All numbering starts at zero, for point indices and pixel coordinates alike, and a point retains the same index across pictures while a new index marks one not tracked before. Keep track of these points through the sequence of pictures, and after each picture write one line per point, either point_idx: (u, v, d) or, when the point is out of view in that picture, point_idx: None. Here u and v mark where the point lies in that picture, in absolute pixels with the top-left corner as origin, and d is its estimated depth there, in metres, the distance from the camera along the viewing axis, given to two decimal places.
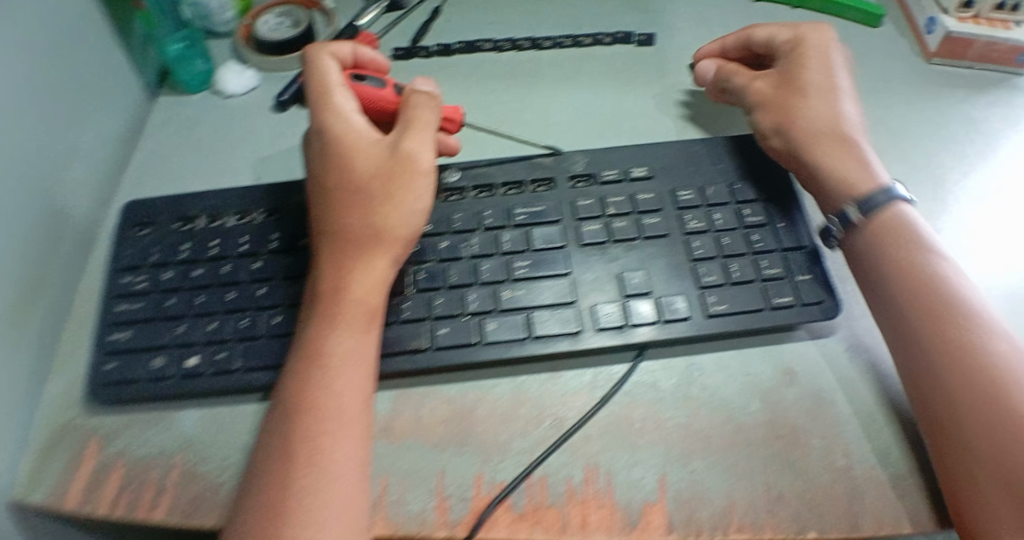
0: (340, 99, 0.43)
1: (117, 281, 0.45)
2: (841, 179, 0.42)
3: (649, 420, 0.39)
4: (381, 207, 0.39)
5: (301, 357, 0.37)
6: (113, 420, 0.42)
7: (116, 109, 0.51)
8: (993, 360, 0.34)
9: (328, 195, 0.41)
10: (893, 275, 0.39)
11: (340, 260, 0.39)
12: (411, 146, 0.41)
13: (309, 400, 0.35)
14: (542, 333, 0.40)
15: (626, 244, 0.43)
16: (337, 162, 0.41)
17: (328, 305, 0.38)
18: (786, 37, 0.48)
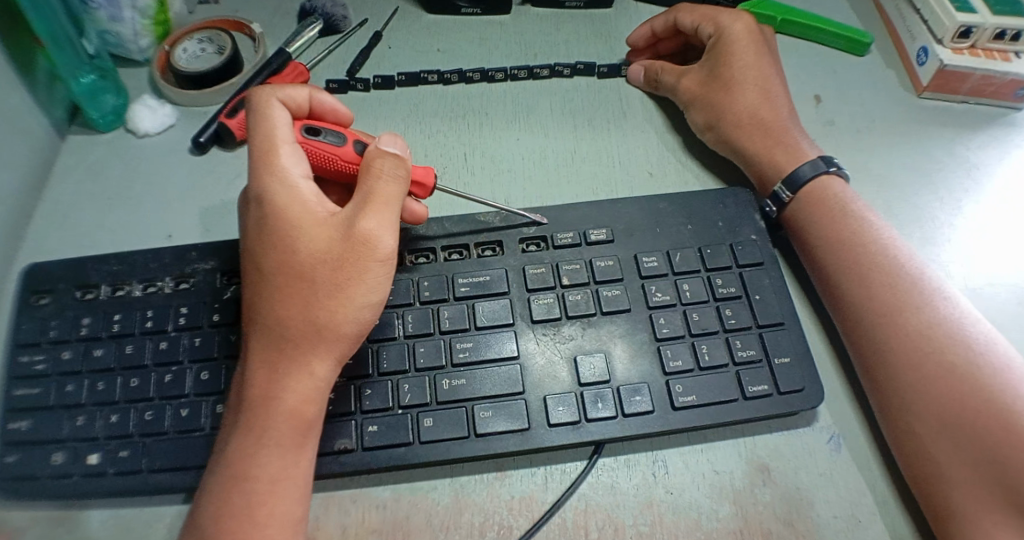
0: (288, 162, 0.38)
1: (14, 362, 0.39)
2: (774, 169, 0.44)
3: (605, 529, 0.34)
4: (324, 305, 0.35)
5: (225, 474, 0.33)
6: (13, 517, 0.37)
7: (13, 157, 0.45)
8: (922, 318, 0.37)
9: (265, 279, 0.36)
10: (837, 246, 0.41)
11: (275, 361, 0.34)
12: (369, 226, 0.36)
13: (236, 528, 0.32)
14: (486, 431, 0.35)
15: (581, 321, 0.38)
16: (276, 242, 0.36)
17: (258, 416, 0.34)
18: (710, 32, 0.49)
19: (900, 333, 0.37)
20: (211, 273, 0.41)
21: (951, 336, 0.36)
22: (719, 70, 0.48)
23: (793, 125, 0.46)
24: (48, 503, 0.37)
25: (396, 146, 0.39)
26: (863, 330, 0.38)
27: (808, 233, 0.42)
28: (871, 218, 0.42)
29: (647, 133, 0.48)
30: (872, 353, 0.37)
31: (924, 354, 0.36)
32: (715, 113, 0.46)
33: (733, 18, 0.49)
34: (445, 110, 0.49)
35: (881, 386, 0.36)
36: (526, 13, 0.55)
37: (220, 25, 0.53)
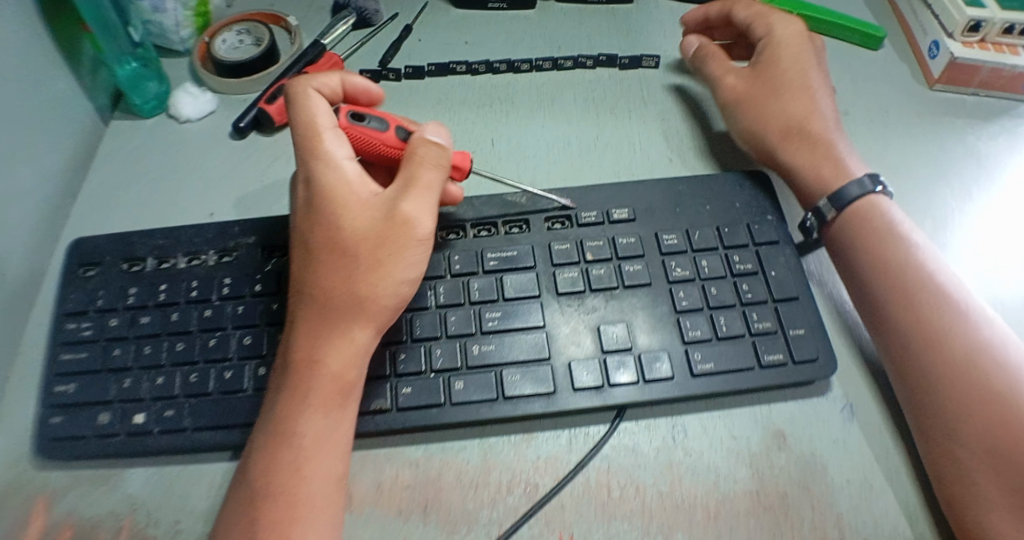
0: (334, 146, 0.39)
1: (62, 329, 0.42)
2: (817, 180, 0.45)
3: (628, 488, 0.36)
4: (364, 277, 0.36)
5: (271, 435, 0.35)
6: (61, 475, 0.39)
7: (60, 139, 0.48)
8: (969, 346, 0.36)
9: (308, 255, 0.38)
10: (880, 268, 0.40)
11: (316, 330, 0.36)
12: (410, 207, 0.37)
13: (281, 484, 0.33)
14: (514, 394, 0.37)
15: (605, 294, 0.40)
16: (321, 218, 0.38)
17: (302, 380, 0.35)
18: (762, 33, 0.50)
19: (945, 357, 0.36)
20: (253, 247, 0.43)
21: (998, 360, 0.36)
22: (763, 69, 0.49)
23: (836, 129, 0.46)
24: (91, 465, 0.40)
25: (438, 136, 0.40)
26: (906, 354, 0.38)
27: (851, 250, 0.42)
28: (914, 236, 0.42)
29: (667, 122, 0.50)
30: (914, 371, 0.37)
31: (971, 378, 0.35)
32: (749, 113, 0.48)
33: (786, 24, 0.50)
34: (473, 98, 0.51)
35: (921, 410, 0.36)
36: (549, 8, 0.57)
37: (260, 19, 0.56)
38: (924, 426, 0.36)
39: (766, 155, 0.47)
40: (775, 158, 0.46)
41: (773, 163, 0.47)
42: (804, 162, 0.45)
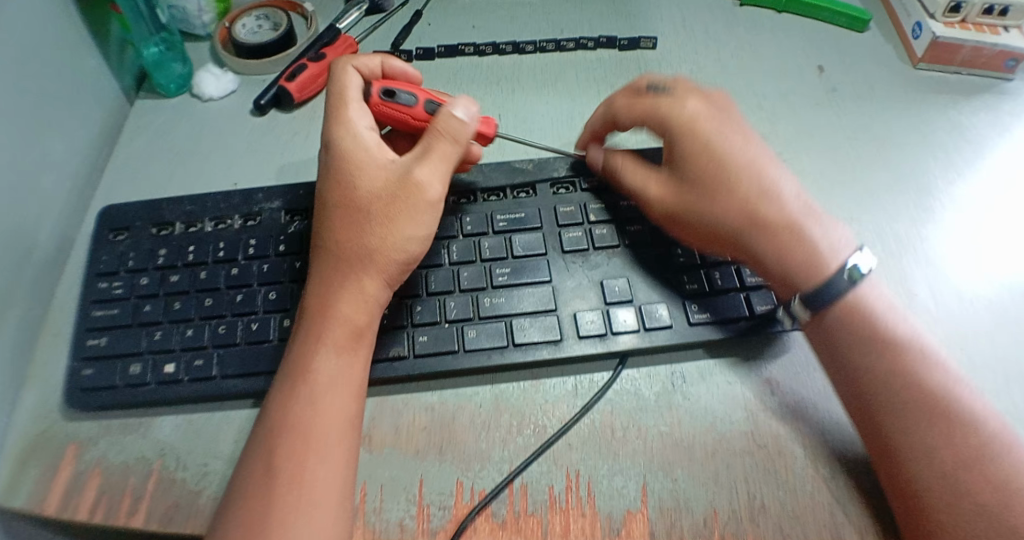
0: (357, 117, 0.43)
1: (94, 288, 0.44)
2: (787, 272, 0.41)
3: (630, 429, 0.39)
4: (377, 233, 0.39)
5: (289, 374, 0.37)
6: (90, 425, 0.41)
7: (90, 114, 0.50)
8: (956, 439, 0.35)
9: (326, 212, 0.41)
10: (874, 355, 0.38)
11: (330, 277, 0.39)
12: (421, 174, 0.40)
13: (295, 417, 0.35)
14: (523, 341, 0.40)
15: (607, 251, 0.43)
16: (338, 179, 0.41)
17: (318, 324, 0.38)
18: (663, 131, 0.44)
19: (936, 464, 0.35)
20: (276, 212, 0.46)
21: (991, 460, 0.34)
22: (692, 131, 0.43)
23: (793, 202, 0.42)
24: (120, 416, 0.41)
25: (466, 112, 0.42)
26: (896, 442, 0.36)
27: (835, 360, 0.39)
28: (901, 326, 0.39)
29: None
30: (901, 456, 0.35)
31: (962, 488, 0.34)
32: (702, 206, 0.42)
33: (680, 106, 0.44)
34: (480, 78, 0.54)
35: (907, 496, 0.35)
36: None
37: (278, 5, 0.59)
38: (906, 509, 0.35)
39: (737, 251, 0.42)
40: (747, 254, 0.42)
41: (747, 258, 0.42)
42: (777, 253, 0.41)
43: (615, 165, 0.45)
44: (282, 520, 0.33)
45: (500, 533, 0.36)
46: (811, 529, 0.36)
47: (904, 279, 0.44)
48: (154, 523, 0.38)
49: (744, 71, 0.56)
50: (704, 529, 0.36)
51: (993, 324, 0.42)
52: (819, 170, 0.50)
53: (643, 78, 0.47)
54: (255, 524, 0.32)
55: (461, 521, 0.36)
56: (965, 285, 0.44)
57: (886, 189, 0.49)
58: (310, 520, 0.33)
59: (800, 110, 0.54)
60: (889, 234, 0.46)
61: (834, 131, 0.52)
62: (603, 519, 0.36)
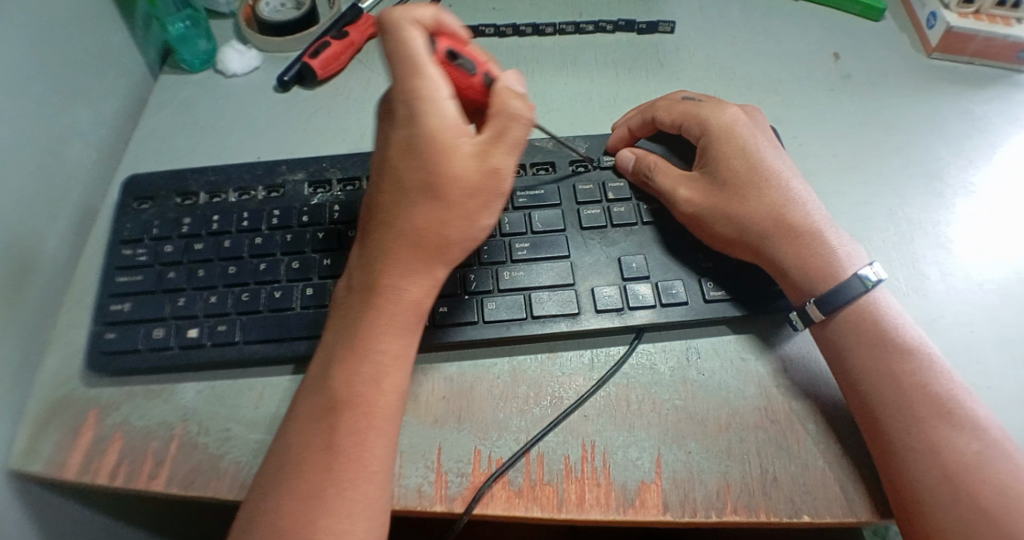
0: (438, 88, 0.36)
1: (118, 254, 0.45)
2: (804, 276, 0.40)
3: (645, 402, 0.40)
4: (450, 217, 0.37)
5: (352, 353, 0.36)
6: (113, 390, 0.42)
7: (114, 87, 0.51)
8: (956, 442, 0.35)
9: (402, 190, 0.37)
10: (876, 358, 0.37)
11: (401, 260, 0.37)
12: (505, 164, 0.37)
13: (358, 396, 0.36)
14: (542, 313, 0.41)
15: (625, 229, 0.44)
16: (419, 157, 0.36)
17: (382, 304, 0.37)
18: (695, 132, 0.45)
19: (938, 465, 0.34)
20: (299, 184, 0.47)
21: (989, 467, 0.34)
22: (724, 139, 0.43)
23: (814, 211, 0.42)
24: (142, 381, 0.42)
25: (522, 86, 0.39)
26: (895, 443, 0.35)
27: (843, 365, 0.38)
28: (906, 333, 0.38)
29: (679, 81, 0.54)
30: (900, 456, 0.35)
31: (961, 489, 0.33)
32: (722, 208, 0.42)
33: (716, 112, 0.45)
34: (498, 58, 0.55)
35: (904, 494, 0.34)
36: None
37: None
38: (901, 507, 0.35)
39: (755, 254, 0.41)
40: (764, 257, 0.41)
41: (763, 261, 0.41)
42: (795, 258, 0.40)
43: (642, 157, 0.46)
44: (341, 499, 0.33)
45: (516, 500, 0.37)
46: (823, 503, 0.36)
47: (915, 262, 0.45)
48: (177, 486, 0.38)
49: (759, 57, 0.57)
50: (716, 501, 0.36)
51: (1002, 308, 0.43)
52: (833, 154, 0.50)
53: (681, 95, 0.48)
54: (314, 495, 0.33)
55: (478, 489, 0.37)
56: (977, 272, 0.44)
57: (898, 175, 0.49)
58: (366, 494, 0.34)
59: (814, 96, 0.54)
60: (901, 218, 0.47)
61: (848, 117, 0.53)
62: (618, 489, 0.37)
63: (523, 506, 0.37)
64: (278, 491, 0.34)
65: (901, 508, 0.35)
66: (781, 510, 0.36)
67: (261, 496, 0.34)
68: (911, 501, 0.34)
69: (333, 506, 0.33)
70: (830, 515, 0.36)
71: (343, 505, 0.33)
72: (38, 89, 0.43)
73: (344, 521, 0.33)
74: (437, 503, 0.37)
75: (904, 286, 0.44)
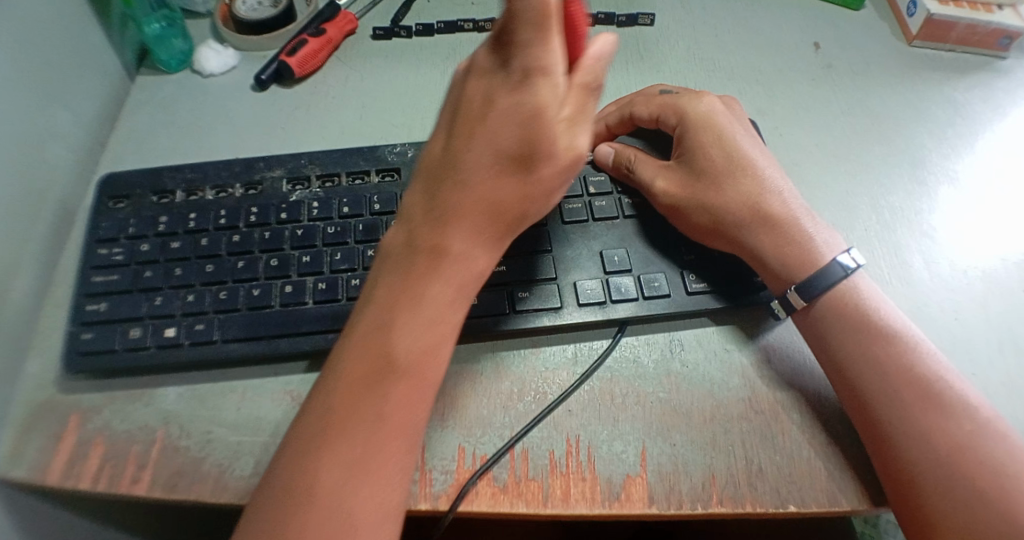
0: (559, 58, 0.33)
1: (93, 254, 0.44)
2: (781, 264, 0.40)
3: (629, 395, 0.40)
4: (529, 188, 0.36)
5: (421, 323, 0.35)
6: (94, 395, 0.41)
7: (92, 87, 0.51)
8: (947, 424, 0.35)
9: (501, 153, 0.35)
10: (862, 344, 0.37)
11: (478, 226, 0.36)
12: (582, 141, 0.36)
13: (415, 367, 0.34)
14: (524, 307, 0.41)
15: (607, 222, 0.44)
16: (521, 120, 0.34)
17: (447, 271, 0.36)
18: (673, 122, 0.45)
19: (930, 448, 0.34)
20: (278, 181, 0.47)
21: (980, 447, 0.34)
22: (702, 128, 0.43)
23: (792, 199, 0.42)
24: (122, 383, 0.42)
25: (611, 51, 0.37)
26: (886, 429, 0.35)
27: (828, 352, 0.38)
28: (889, 318, 0.38)
29: (662, 73, 0.55)
30: (892, 442, 0.35)
31: (955, 470, 0.33)
32: (701, 197, 0.41)
33: (693, 101, 0.45)
34: None
35: (900, 479, 0.34)
36: None
37: None
38: (897, 491, 0.35)
39: (734, 244, 0.41)
40: (743, 246, 0.41)
41: (742, 250, 0.41)
42: (773, 245, 0.40)
43: (622, 151, 0.46)
44: (380, 470, 0.33)
45: (502, 496, 0.36)
46: (807, 493, 0.36)
47: (898, 250, 0.45)
48: (159, 491, 0.38)
49: (742, 48, 0.57)
50: (702, 493, 0.36)
51: (984, 294, 0.43)
52: (817, 143, 0.50)
53: (659, 88, 0.48)
54: (355, 466, 0.32)
55: (463, 486, 0.37)
56: (959, 258, 0.45)
57: (881, 163, 0.49)
58: (402, 467, 0.34)
59: (798, 85, 0.54)
60: (885, 206, 0.47)
61: (831, 105, 0.53)
62: (603, 483, 0.37)
63: (509, 502, 0.36)
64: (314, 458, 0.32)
65: (898, 493, 0.35)
66: (766, 501, 0.36)
67: (288, 465, 0.32)
68: (906, 485, 0.34)
69: (373, 477, 0.32)
70: (816, 505, 0.36)
71: (383, 476, 0.33)
72: (12, 92, 0.42)
73: (379, 492, 0.32)
74: (422, 502, 0.36)
75: (887, 273, 0.44)
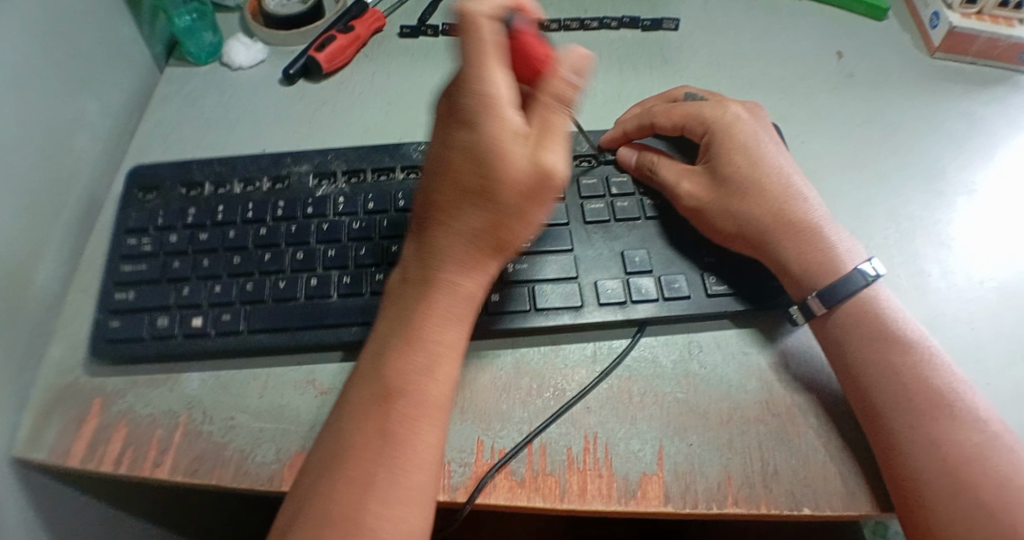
0: (501, 86, 0.34)
1: (123, 243, 0.45)
2: (802, 271, 0.40)
3: (647, 394, 0.40)
4: (507, 213, 0.35)
5: (405, 345, 0.36)
6: (118, 379, 0.42)
7: (121, 77, 0.51)
8: (958, 436, 0.35)
9: (464, 187, 0.35)
10: (878, 354, 0.38)
11: (460, 256, 0.37)
12: (550, 157, 0.34)
13: (410, 391, 0.35)
14: (545, 305, 0.42)
15: (628, 224, 0.45)
16: (474, 155, 0.34)
17: (433, 296, 0.37)
18: (698, 130, 0.45)
19: (939, 458, 0.34)
20: (305, 174, 0.48)
21: (990, 459, 0.34)
22: (727, 136, 0.44)
23: (815, 208, 0.42)
24: (148, 371, 0.42)
25: (580, 73, 0.37)
26: (897, 437, 0.36)
27: (842, 358, 0.39)
28: (904, 327, 0.39)
29: (684, 78, 0.55)
30: (901, 449, 0.35)
31: (963, 481, 0.34)
32: (724, 204, 0.42)
33: (718, 109, 0.45)
34: None
35: (907, 486, 0.35)
36: None
37: None
38: (902, 498, 0.35)
39: (757, 250, 0.42)
40: (765, 252, 0.41)
41: (763, 256, 0.42)
42: (795, 253, 0.41)
43: (645, 154, 0.46)
44: (391, 489, 0.33)
45: (519, 490, 0.37)
46: (823, 497, 0.36)
47: (915, 259, 0.45)
48: (181, 474, 0.39)
49: (763, 55, 0.57)
50: (718, 494, 0.37)
51: (1002, 306, 0.43)
52: (837, 151, 0.51)
53: (684, 94, 0.49)
54: (365, 490, 0.33)
55: (480, 479, 0.37)
56: (977, 269, 0.45)
57: (900, 172, 0.50)
58: (414, 485, 0.34)
59: (819, 94, 0.54)
60: (903, 216, 0.47)
61: (852, 114, 0.53)
62: (619, 480, 0.37)
63: (526, 496, 0.37)
64: (326, 485, 0.33)
65: (902, 499, 0.35)
66: (781, 503, 0.36)
67: (308, 494, 0.33)
68: (912, 491, 0.34)
69: (385, 500, 0.33)
70: (831, 508, 0.36)
71: (395, 497, 0.33)
72: (45, 78, 0.43)
73: (395, 512, 0.33)
74: (440, 493, 0.37)
75: (905, 282, 0.44)
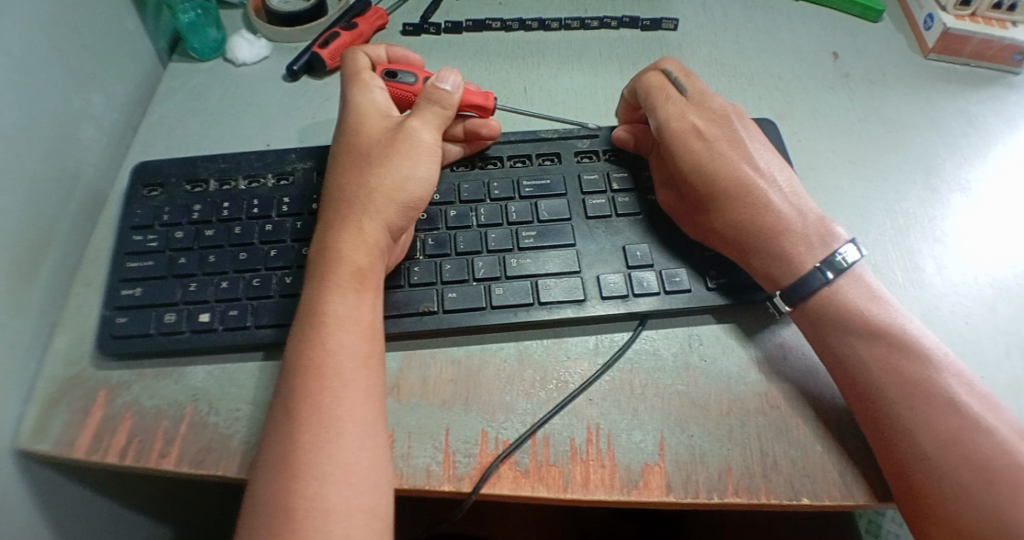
0: (370, 88, 0.46)
1: (128, 240, 0.45)
2: (777, 264, 0.41)
3: (648, 386, 0.41)
4: (380, 177, 0.41)
5: (303, 317, 0.39)
6: (121, 372, 0.42)
7: (125, 72, 0.52)
8: (956, 412, 0.35)
9: (345, 168, 0.42)
10: (860, 341, 0.38)
11: (343, 226, 0.41)
12: (412, 125, 0.43)
13: (313, 361, 0.37)
14: (548, 299, 0.42)
15: (629, 218, 0.46)
16: (351, 142, 0.43)
17: (327, 270, 0.39)
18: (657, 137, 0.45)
19: (935, 433, 0.35)
20: (309, 172, 0.48)
21: (986, 435, 0.34)
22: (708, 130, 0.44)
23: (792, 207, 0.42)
24: (153, 363, 0.43)
25: (449, 83, 0.44)
26: (894, 418, 0.36)
27: (827, 348, 0.39)
28: (883, 310, 0.39)
29: None
30: (899, 431, 0.36)
31: (959, 457, 0.34)
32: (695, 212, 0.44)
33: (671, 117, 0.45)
34: (507, 52, 0.58)
35: (907, 467, 0.35)
36: None
37: None
38: (901, 478, 0.35)
39: (739, 256, 0.42)
40: (746, 255, 0.42)
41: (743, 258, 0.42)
42: (773, 258, 0.41)
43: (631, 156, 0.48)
44: (311, 458, 0.34)
45: (523, 480, 0.37)
46: (821, 486, 0.37)
47: (911, 255, 0.46)
48: (186, 465, 0.39)
49: (762, 54, 0.58)
50: (718, 482, 0.37)
51: (995, 301, 0.44)
52: (834, 149, 0.52)
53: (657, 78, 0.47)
54: (288, 465, 0.34)
55: (486, 469, 0.38)
56: (972, 264, 0.46)
57: (896, 169, 0.51)
58: (332, 453, 0.35)
59: (817, 92, 0.55)
60: (900, 211, 0.48)
61: (847, 113, 0.54)
62: (622, 470, 0.38)
63: (531, 485, 0.37)
64: (265, 465, 0.35)
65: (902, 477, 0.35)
66: (780, 492, 0.37)
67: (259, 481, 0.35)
68: (912, 470, 0.35)
69: (306, 468, 0.34)
70: (829, 498, 0.37)
71: (314, 464, 0.34)
72: (52, 72, 0.44)
73: (318, 480, 0.34)
74: (446, 483, 0.37)
75: (900, 278, 0.45)
